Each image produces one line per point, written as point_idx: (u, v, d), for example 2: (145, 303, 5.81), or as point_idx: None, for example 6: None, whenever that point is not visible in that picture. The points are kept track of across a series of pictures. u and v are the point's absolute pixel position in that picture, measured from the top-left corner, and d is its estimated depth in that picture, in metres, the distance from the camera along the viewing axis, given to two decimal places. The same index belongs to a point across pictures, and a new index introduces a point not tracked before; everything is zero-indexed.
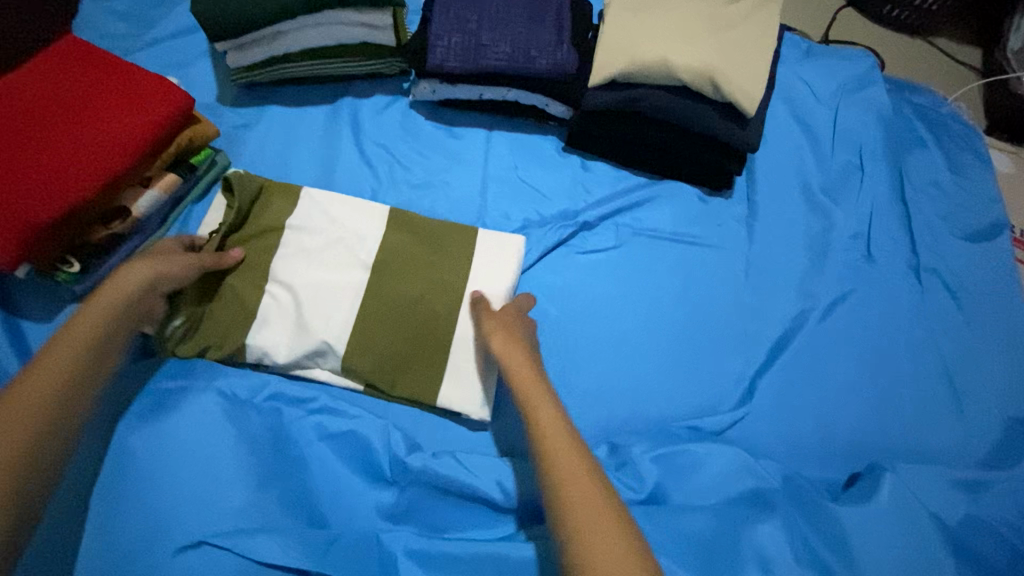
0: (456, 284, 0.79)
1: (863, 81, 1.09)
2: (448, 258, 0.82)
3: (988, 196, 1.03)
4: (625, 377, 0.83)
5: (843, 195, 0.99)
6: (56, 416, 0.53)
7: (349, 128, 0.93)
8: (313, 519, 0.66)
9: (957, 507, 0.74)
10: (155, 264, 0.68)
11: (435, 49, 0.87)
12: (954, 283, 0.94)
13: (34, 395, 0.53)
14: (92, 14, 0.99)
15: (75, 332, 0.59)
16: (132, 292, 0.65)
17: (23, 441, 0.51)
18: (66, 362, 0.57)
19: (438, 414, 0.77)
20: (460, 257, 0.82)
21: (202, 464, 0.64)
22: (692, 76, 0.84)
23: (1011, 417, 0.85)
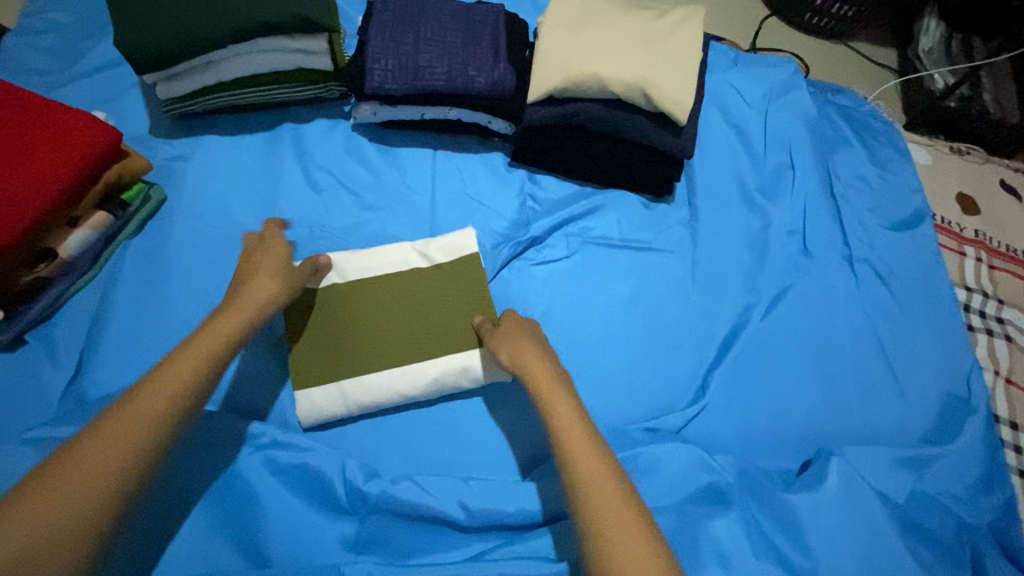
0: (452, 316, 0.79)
1: (788, 87, 1.15)
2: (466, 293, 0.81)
3: (909, 188, 1.10)
4: (585, 384, 0.84)
5: (776, 194, 1.04)
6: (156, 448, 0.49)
7: (290, 154, 0.92)
8: (267, 561, 0.63)
9: (903, 485, 0.78)
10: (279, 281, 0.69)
11: (373, 71, 0.86)
12: (884, 271, 1.00)
13: (142, 413, 0.49)
14: (10, 48, 0.95)
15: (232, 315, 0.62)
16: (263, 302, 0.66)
17: (128, 450, 0.47)
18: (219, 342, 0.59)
19: (399, 437, 0.76)
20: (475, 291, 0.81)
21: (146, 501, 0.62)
22: (624, 89, 0.87)
23: (945, 394, 0.91)
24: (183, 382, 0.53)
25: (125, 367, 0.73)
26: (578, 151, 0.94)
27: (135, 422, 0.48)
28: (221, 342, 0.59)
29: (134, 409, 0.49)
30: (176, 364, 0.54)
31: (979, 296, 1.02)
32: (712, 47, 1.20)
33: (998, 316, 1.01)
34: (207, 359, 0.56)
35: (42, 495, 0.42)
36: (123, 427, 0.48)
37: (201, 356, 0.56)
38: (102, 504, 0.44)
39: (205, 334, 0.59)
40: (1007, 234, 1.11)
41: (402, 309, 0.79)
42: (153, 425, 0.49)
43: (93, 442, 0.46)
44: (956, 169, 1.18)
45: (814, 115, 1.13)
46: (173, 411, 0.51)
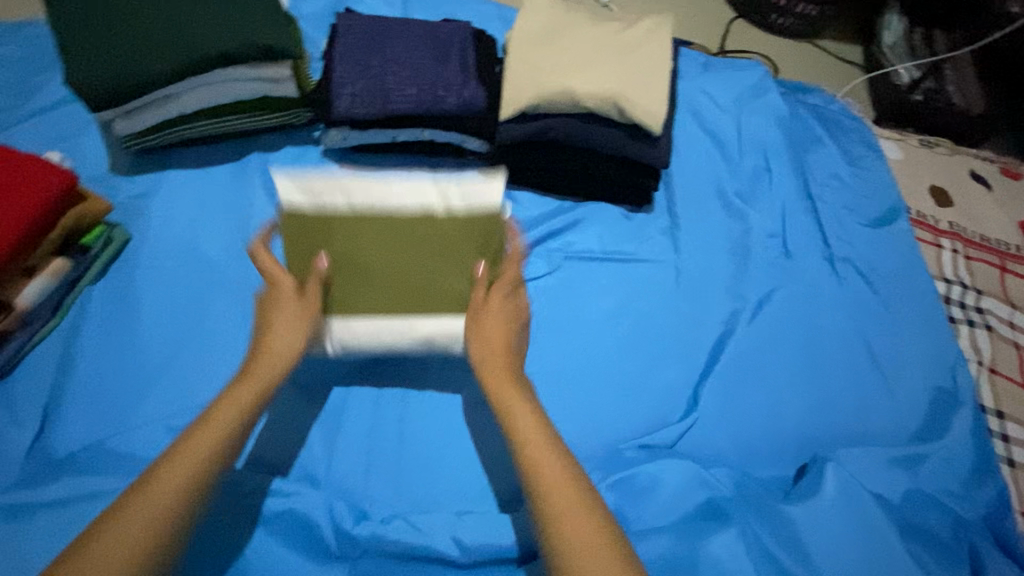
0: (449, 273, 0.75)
1: (760, 89, 1.16)
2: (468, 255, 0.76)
3: (883, 183, 1.11)
4: (575, 404, 0.82)
5: (754, 197, 1.04)
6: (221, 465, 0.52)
7: (261, 184, 0.89)
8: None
9: (899, 484, 0.78)
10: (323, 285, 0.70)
11: (340, 97, 0.84)
12: (865, 269, 1.00)
13: (213, 431, 0.53)
14: None
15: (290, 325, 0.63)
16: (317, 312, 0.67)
17: (201, 465, 0.50)
18: (276, 361, 0.60)
19: (388, 472, 0.73)
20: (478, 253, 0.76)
21: None
22: (596, 102, 0.86)
23: (934, 387, 0.91)
24: (249, 401, 0.56)
25: (95, 419, 0.70)
26: (554, 165, 0.93)
27: (188, 464, 0.50)
28: (263, 385, 0.58)
29: (205, 427, 0.53)
30: (224, 407, 0.55)
31: (959, 288, 1.03)
32: (683, 53, 1.20)
33: (978, 306, 1.02)
34: (269, 378, 0.59)
35: (138, 507, 0.47)
36: (151, 501, 0.47)
37: (248, 397, 0.56)
38: (177, 523, 0.48)
39: (263, 353, 0.61)
40: (981, 223, 1.12)
41: (397, 253, 0.75)
42: (217, 445, 0.52)
43: (172, 459, 0.50)
44: (927, 162, 1.19)
45: (786, 116, 1.14)
46: (238, 426, 0.54)
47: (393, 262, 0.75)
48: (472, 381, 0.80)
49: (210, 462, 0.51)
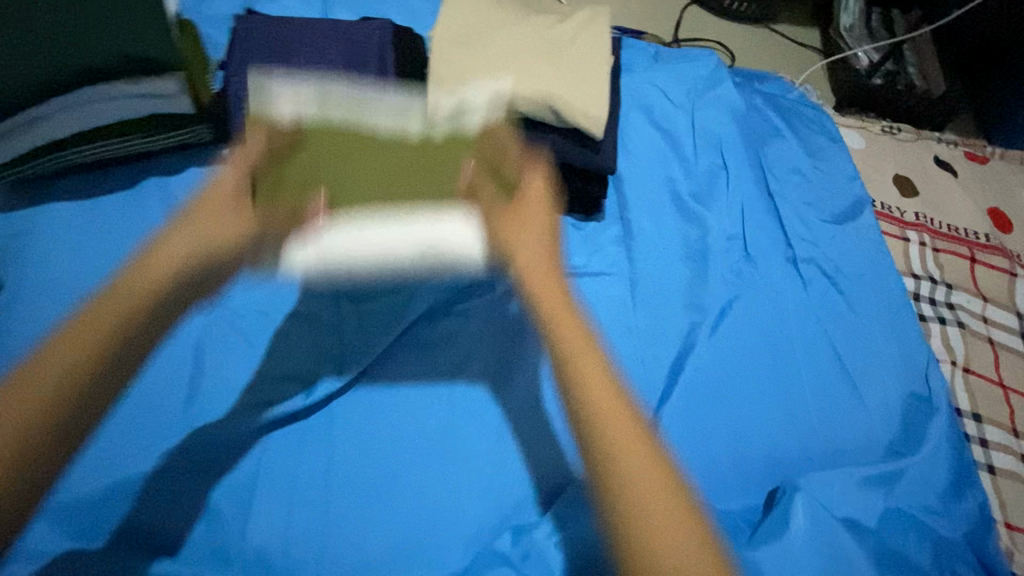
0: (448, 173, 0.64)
1: (712, 81, 1.09)
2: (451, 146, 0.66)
3: (846, 175, 1.05)
4: (527, 437, 0.73)
5: (712, 197, 0.97)
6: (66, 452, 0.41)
7: (156, 211, 0.78)
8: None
9: (874, 508, 0.72)
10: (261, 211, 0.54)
11: (237, 112, 0.75)
12: (830, 268, 0.94)
13: (91, 337, 0.42)
14: None
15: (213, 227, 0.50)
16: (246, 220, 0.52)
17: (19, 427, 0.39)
18: (180, 259, 0.47)
19: (309, 535, 0.63)
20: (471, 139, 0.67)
21: None
22: (529, 107, 0.78)
23: (908, 393, 0.85)
24: (121, 318, 0.43)
25: None
26: None
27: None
28: (166, 279, 0.46)
29: (79, 333, 0.42)
30: (114, 301, 0.44)
31: (928, 283, 0.98)
32: (630, 45, 1.13)
33: (948, 301, 0.97)
34: (168, 280, 0.46)
35: None
36: None
37: (146, 285, 0.45)
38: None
39: (158, 256, 0.47)
40: (948, 212, 1.07)
41: (404, 155, 0.66)
42: (77, 380, 0.41)
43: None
44: (889, 149, 1.14)
45: (741, 108, 1.07)
46: (127, 330, 0.43)
47: (372, 157, 0.65)
48: (407, 425, 0.71)
49: (163, 289, 0.46)
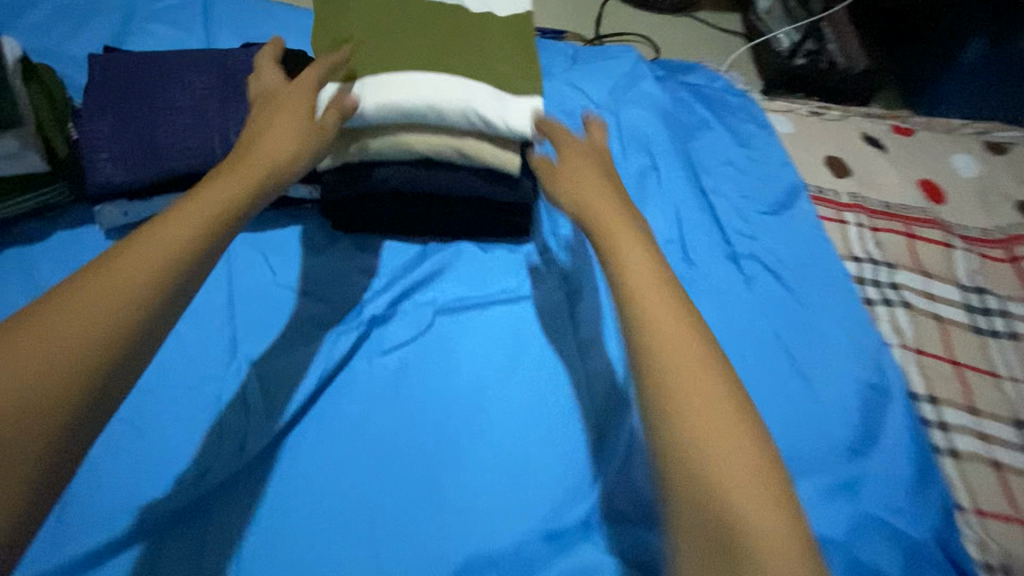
0: (489, 62, 0.73)
1: (633, 77, 1.05)
2: (499, 49, 0.75)
3: (779, 162, 1.02)
4: (471, 489, 0.66)
5: (645, 198, 0.93)
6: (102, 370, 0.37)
7: (19, 287, 0.69)
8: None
9: (838, 518, 0.70)
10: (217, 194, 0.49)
11: (98, 165, 0.66)
12: (771, 262, 0.91)
13: (71, 341, 0.36)
14: None
15: (153, 240, 0.42)
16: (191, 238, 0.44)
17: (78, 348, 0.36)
18: (142, 273, 0.40)
19: None
20: (490, 40, 0.75)
21: None
22: (428, 147, 0.72)
23: (863, 385, 0.82)
24: (106, 323, 0.37)
25: None
26: (406, 205, 0.78)
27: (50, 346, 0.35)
28: (111, 311, 0.38)
29: (58, 330, 0.36)
30: (95, 298, 0.38)
31: (870, 265, 0.96)
32: (547, 47, 1.07)
33: (892, 282, 0.95)
34: (140, 296, 0.39)
35: None
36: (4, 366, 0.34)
37: (116, 300, 0.38)
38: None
39: (140, 254, 0.41)
40: (882, 189, 1.05)
41: (406, 14, 0.73)
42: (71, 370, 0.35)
43: (80, 282, 0.38)
44: (819, 131, 1.12)
45: (666, 104, 1.03)
46: (110, 335, 0.37)
47: (448, 41, 0.73)
48: (334, 498, 0.64)
49: (150, 300, 0.40)
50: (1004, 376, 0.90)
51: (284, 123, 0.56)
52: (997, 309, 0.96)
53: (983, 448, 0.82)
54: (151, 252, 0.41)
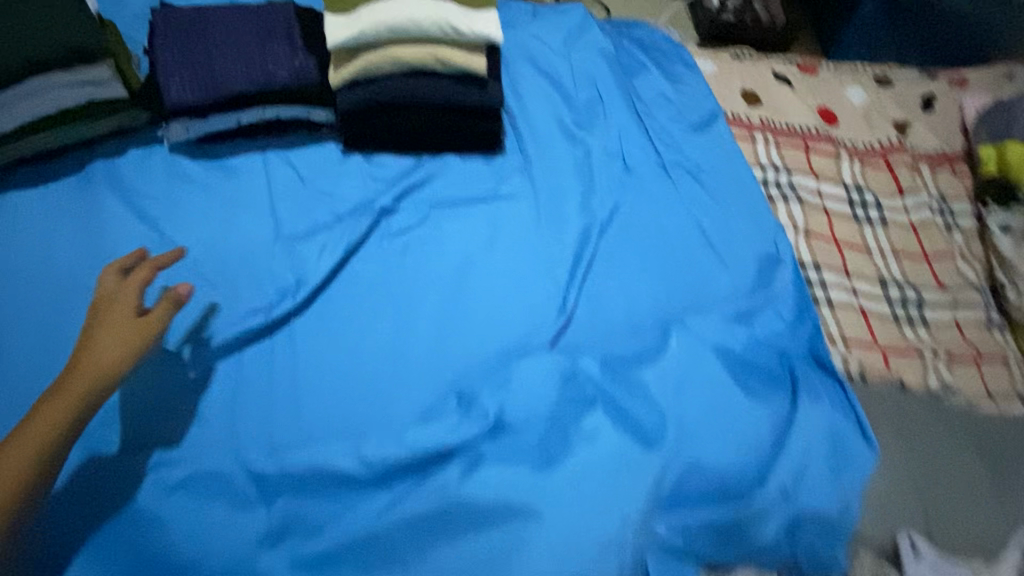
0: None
1: (582, 29, 1.27)
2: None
3: (702, 94, 1.26)
4: (462, 325, 0.87)
5: (592, 124, 1.16)
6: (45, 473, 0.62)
7: (111, 190, 0.90)
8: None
9: (742, 335, 0.90)
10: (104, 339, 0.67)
11: (171, 87, 0.89)
12: (693, 169, 1.15)
13: (30, 446, 0.61)
14: None
15: (85, 371, 0.65)
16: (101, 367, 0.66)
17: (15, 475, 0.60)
18: (57, 417, 0.63)
19: (284, 414, 0.75)
20: None
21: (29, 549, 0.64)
22: (414, 56, 0.95)
23: (762, 256, 1.06)
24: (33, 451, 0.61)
25: None
26: (403, 115, 0.99)
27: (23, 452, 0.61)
28: (47, 433, 0.62)
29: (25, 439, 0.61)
30: (33, 428, 0.62)
31: (772, 171, 1.20)
32: (512, 6, 1.30)
33: (789, 183, 1.20)
34: (51, 427, 0.63)
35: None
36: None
37: (60, 417, 0.63)
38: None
39: (59, 396, 0.64)
40: (787, 115, 1.30)
41: None
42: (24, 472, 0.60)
43: (27, 423, 0.63)
44: (738, 71, 1.36)
45: (611, 50, 1.26)
46: (36, 463, 0.61)
47: None
48: (357, 330, 0.84)
49: (43, 450, 0.62)
50: (875, 251, 1.15)
51: (109, 328, 0.68)
52: (874, 202, 1.20)
53: (854, 300, 1.07)
54: (83, 381, 0.65)
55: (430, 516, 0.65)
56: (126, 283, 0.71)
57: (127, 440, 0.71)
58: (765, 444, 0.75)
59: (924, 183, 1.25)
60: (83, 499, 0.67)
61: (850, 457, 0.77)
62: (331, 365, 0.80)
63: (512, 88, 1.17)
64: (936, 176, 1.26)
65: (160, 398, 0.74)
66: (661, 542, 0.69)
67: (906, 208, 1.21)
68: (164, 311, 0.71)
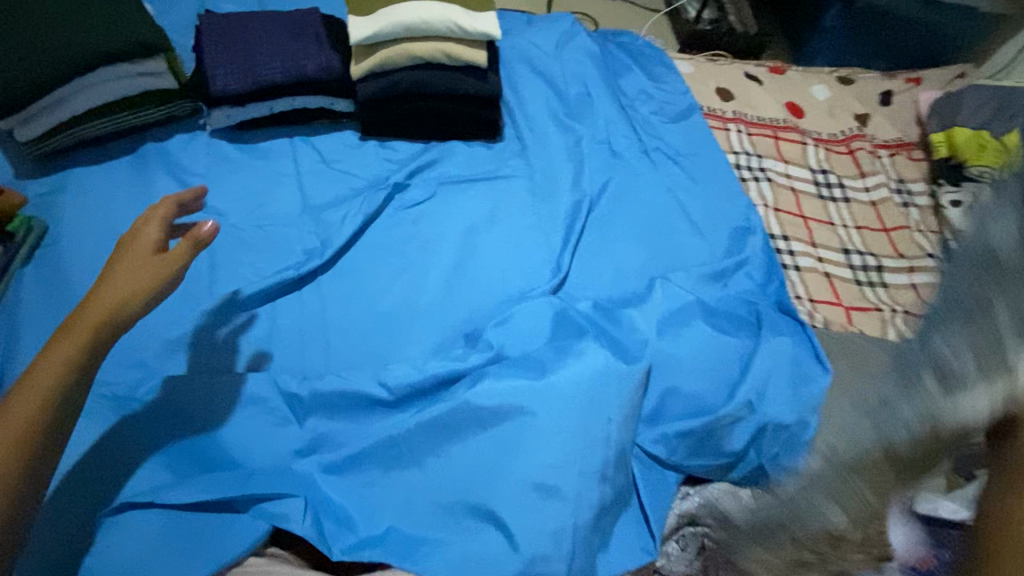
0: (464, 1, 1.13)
1: (572, 35, 1.43)
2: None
3: (680, 90, 1.40)
4: (468, 279, 0.99)
5: (582, 115, 1.29)
6: (70, 400, 0.55)
7: (160, 167, 1.03)
8: (207, 471, 0.73)
9: (716, 291, 1.02)
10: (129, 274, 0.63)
11: (216, 77, 1.03)
12: (671, 153, 1.28)
13: (45, 382, 0.54)
14: None
15: (102, 297, 0.61)
16: (129, 296, 0.62)
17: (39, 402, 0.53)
18: (75, 343, 0.57)
19: (317, 350, 0.87)
20: None
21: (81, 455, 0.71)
22: (427, 53, 1.10)
23: (738, 226, 1.17)
24: (57, 378, 0.55)
25: None
26: (415, 104, 1.13)
27: (39, 382, 0.54)
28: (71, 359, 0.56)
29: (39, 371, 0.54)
30: (51, 356, 0.56)
31: (744, 156, 1.34)
32: (508, 16, 1.45)
33: (760, 167, 1.33)
34: (78, 351, 0.57)
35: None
36: (16, 407, 0.52)
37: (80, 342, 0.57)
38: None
39: (77, 324, 0.58)
40: (757, 109, 1.44)
41: None
42: (44, 402, 0.53)
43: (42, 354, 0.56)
44: (713, 72, 1.50)
45: (597, 52, 1.41)
46: (61, 388, 0.54)
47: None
48: (376, 285, 0.96)
49: (68, 373, 0.55)
50: (838, 224, 1.27)
51: (134, 262, 0.65)
52: (836, 183, 1.33)
53: (818, 266, 1.20)
54: (110, 302, 0.60)
55: (443, 421, 0.76)
56: (145, 228, 0.69)
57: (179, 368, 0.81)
58: (735, 371, 0.87)
59: (883, 167, 1.38)
60: (144, 406, 0.76)
61: (809, 378, 0.90)
62: (355, 312, 0.92)
63: (509, 85, 1.31)
64: (894, 160, 1.39)
65: (206, 335, 0.85)
66: (644, 451, 0.81)
67: (868, 188, 1.33)
68: (184, 248, 0.68)
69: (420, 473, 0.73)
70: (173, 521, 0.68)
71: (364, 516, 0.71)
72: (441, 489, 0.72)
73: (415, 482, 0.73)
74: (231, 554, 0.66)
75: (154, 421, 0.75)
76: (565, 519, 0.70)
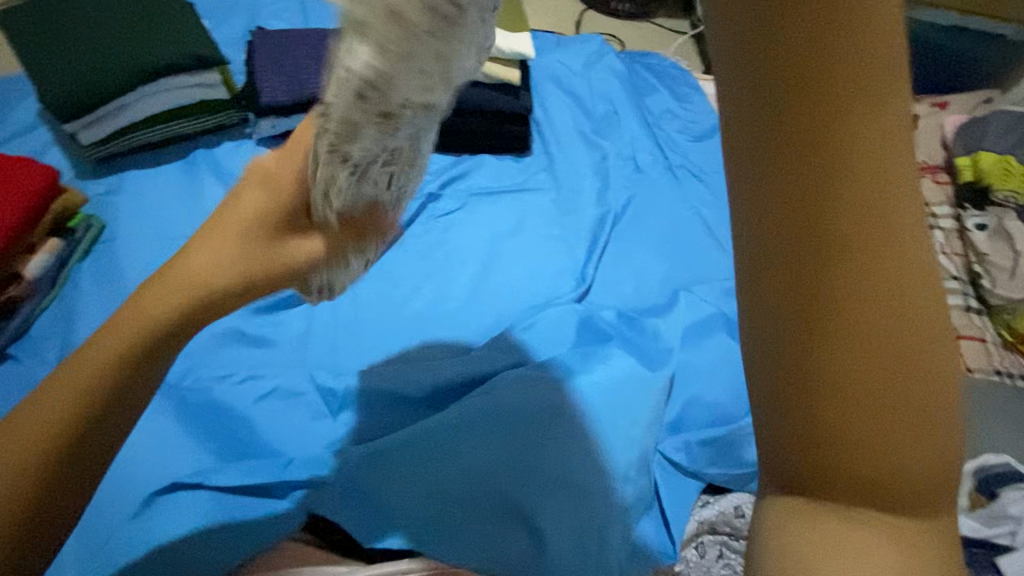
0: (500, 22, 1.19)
1: (600, 55, 1.48)
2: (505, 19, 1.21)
3: (706, 109, 1.43)
4: (493, 284, 1.02)
5: (608, 131, 1.33)
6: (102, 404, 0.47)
7: (207, 171, 1.09)
8: (248, 457, 0.77)
9: None
10: (209, 247, 0.50)
11: (264, 89, 1.09)
12: (695, 169, 1.30)
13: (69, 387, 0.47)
14: None
15: (173, 277, 0.49)
16: (208, 280, 0.49)
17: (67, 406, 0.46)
18: (126, 335, 0.47)
19: (350, 347, 0.90)
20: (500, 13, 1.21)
21: (132, 438, 0.75)
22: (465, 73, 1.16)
23: None
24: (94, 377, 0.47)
25: None
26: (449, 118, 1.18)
27: (71, 381, 0.47)
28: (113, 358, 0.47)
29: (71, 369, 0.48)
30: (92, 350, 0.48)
31: None
32: (538, 36, 1.51)
33: None
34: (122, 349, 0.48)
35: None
36: (46, 409, 0.47)
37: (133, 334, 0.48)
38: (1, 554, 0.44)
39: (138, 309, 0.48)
40: None
41: None
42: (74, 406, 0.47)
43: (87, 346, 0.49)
44: None
45: (624, 72, 1.45)
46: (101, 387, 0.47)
47: None
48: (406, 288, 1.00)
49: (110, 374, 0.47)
50: None
51: (219, 232, 0.51)
52: None
53: None
54: (186, 282, 0.48)
55: (480, 413, 0.79)
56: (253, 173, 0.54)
57: (219, 359, 0.85)
58: None
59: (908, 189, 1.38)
60: (190, 395, 0.81)
61: None
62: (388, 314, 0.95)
63: (539, 102, 1.36)
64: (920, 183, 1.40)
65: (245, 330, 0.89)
66: (665, 457, 0.84)
67: None
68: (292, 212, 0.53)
69: (452, 463, 0.76)
70: (213, 504, 0.72)
71: (394, 506, 0.74)
72: (470, 483, 0.75)
73: (442, 477, 0.75)
74: (270, 538, 0.70)
75: (201, 408, 0.80)
76: (589, 517, 0.73)
